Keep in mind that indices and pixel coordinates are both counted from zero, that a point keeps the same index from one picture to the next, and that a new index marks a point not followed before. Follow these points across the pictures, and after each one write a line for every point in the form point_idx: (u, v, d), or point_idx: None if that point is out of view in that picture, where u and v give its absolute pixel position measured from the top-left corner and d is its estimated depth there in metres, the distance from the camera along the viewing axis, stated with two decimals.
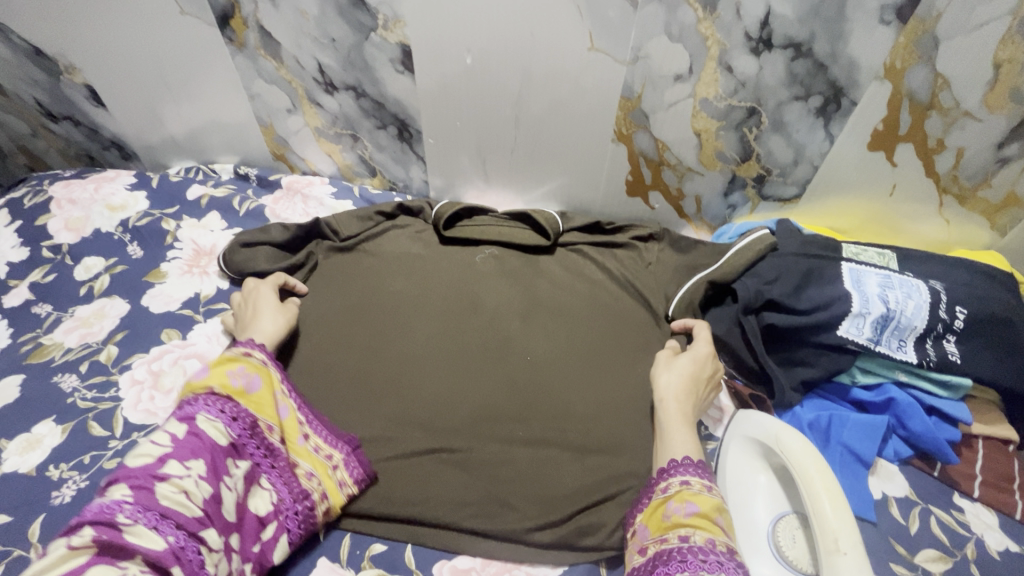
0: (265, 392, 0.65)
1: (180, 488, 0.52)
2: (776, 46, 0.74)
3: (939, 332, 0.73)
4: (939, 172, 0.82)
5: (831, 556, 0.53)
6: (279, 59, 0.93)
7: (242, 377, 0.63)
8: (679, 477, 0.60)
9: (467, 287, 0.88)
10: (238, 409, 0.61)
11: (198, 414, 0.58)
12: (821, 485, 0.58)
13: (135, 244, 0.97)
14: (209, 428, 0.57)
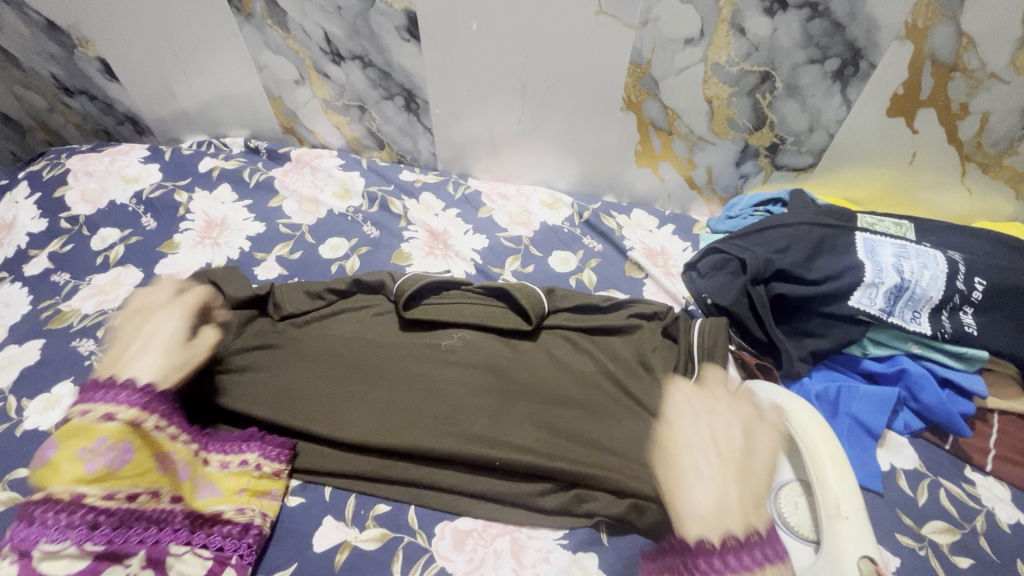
0: (135, 461, 0.59)
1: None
2: (792, 6, 0.71)
3: (956, 304, 0.71)
4: (962, 139, 0.79)
5: (832, 523, 0.53)
6: (287, 29, 0.93)
7: (92, 463, 0.56)
8: None
9: (418, 372, 0.75)
10: (92, 511, 0.56)
11: (38, 546, 0.53)
12: (825, 453, 0.58)
13: (149, 216, 0.99)
14: (53, 565, 0.53)
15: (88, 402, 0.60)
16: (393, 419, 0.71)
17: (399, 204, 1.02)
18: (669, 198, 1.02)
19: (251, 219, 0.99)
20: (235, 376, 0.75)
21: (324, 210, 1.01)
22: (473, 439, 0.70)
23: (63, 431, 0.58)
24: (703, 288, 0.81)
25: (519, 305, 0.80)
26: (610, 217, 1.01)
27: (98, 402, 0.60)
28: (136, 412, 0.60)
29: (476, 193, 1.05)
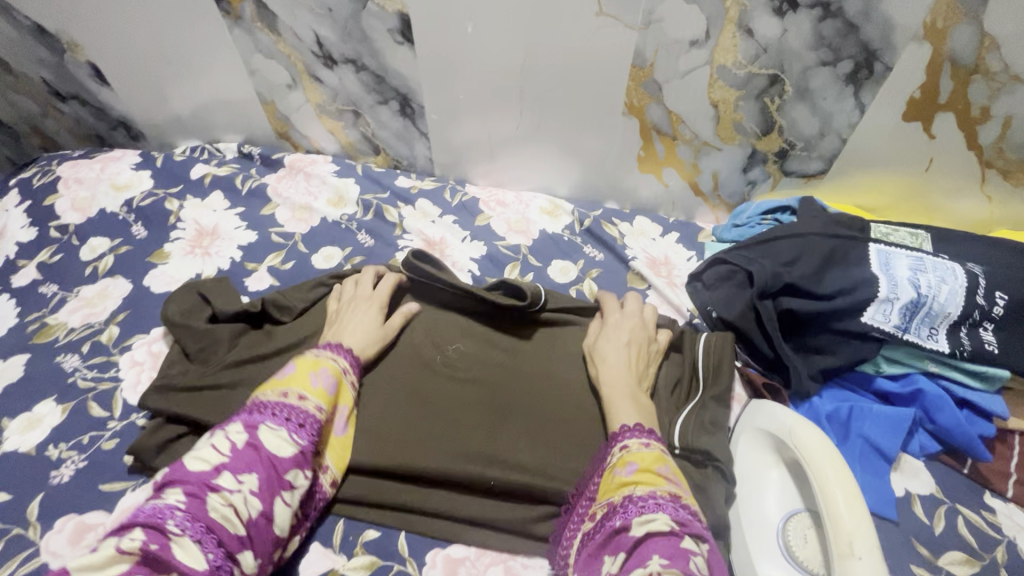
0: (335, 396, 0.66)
1: (234, 491, 0.53)
2: (802, 6, 0.68)
3: (975, 320, 0.67)
4: (982, 144, 0.75)
5: (844, 560, 0.50)
6: (277, 32, 0.90)
7: (323, 380, 0.65)
8: (620, 443, 0.61)
9: (418, 388, 0.74)
10: (303, 415, 0.61)
11: (262, 425, 0.58)
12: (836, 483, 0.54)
13: (139, 225, 0.97)
14: (272, 440, 0.57)
15: (317, 346, 0.70)
16: (394, 436, 0.69)
17: (394, 213, 0.99)
18: (673, 205, 0.99)
19: (243, 228, 0.97)
20: (228, 390, 0.71)
21: (317, 218, 0.99)
22: (468, 458, 0.68)
23: (300, 357, 0.67)
24: (709, 300, 0.78)
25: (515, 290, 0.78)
26: (611, 225, 0.98)
27: (328, 349, 0.70)
28: (351, 364, 0.71)
29: (474, 200, 1.02)
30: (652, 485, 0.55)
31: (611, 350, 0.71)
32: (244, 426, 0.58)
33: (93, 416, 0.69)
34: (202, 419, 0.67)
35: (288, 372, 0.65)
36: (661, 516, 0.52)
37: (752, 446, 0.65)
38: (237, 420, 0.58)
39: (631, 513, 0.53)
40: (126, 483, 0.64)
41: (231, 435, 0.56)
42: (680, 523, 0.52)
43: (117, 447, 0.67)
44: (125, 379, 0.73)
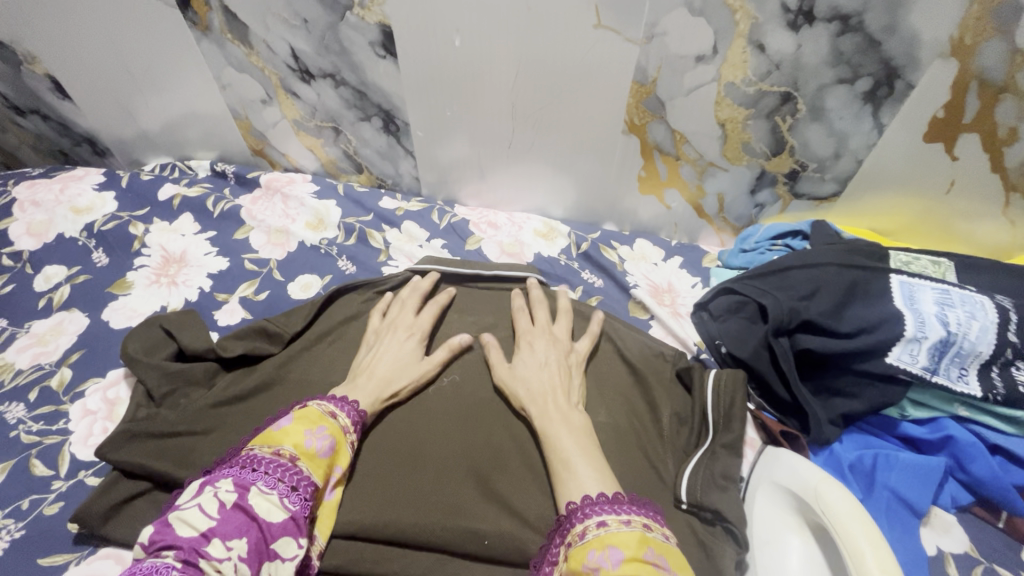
0: (334, 461, 0.58)
1: (224, 557, 0.46)
2: (819, 19, 0.62)
3: (1007, 359, 0.62)
4: (1007, 166, 0.69)
5: None
6: (249, 44, 0.83)
7: (319, 441, 0.57)
8: (595, 518, 0.50)
9: (411, 433, 0.66)
10: (297, 476, 0.53)
11: (255, 485, 0.51)
12: (874, 563, 0.47)
13: (100, 251, 0.89)
14: (262, 503, 0.50)
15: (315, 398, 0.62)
16: (382, 487, 0.62)
17: (378, 237, 0.92)
18: (675, 227, 0.93)
19: (213, 254, 0.89)
20: (200, 438, 0.63)
21: (295, 242, 0.92)
22: (458, 514, 0.60)
23: (302, 411, 0.60)
24: (721, 333, 0.72)
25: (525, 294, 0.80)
26: (610, 248, 0.92)
27: (329, 402, 0.62)
28: (354, 421, 0.62)
29: (463, 221, 0.95)
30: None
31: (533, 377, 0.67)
32: (235, 485, 0.51)
33: (36, 475, 0.62)
34: (169, 474, 0.59)
35: (284, 428, 0.57)
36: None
37: (774, 502, 0.60)
38: (228, 475, 0.52)
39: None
40: (69, 555, 0.57)
41: (221, 494, 0.49)
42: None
43: (60, 513, 0.59)
44: (75, 432, 0.66)
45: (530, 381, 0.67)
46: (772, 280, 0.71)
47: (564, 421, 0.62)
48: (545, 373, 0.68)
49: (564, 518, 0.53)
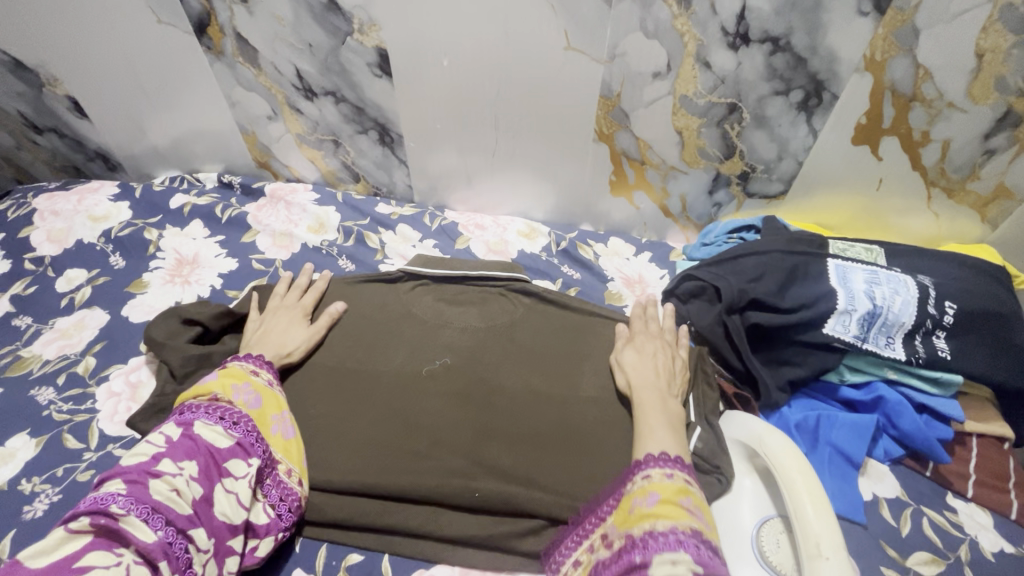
0: (268, 406, 0.66)
1: (174, 474, 0.53)
2: (754, 41, 0.73)
3: (928, 328, 0.72)
4: (926, 165, 0.82)
5: (813, 562, 0.51)
6: (258, 66, 0.93)
7: (246, 392, 0.66)
8: (642, 472, 0.59)
9: (409, 406, 0.73)
10: (234, 412, 0.62)
11: (197, 421, 0.59)
12: (803, 488, 0.56)
13: (117, 254, 0.97)
14: (206, 433, 0.58)
15: (236, 360, 0.71)
16: (380, 455, 0.69)
17: (375, 238, 1.01)
18: (645, 226, 1.03)
19: (223, 255, 0.97)
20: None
21: (298, 244, 1.00)
22: (452, 473, 0.68)
23: (227, 368, 0.68)
24: (684, 315, 0.81)
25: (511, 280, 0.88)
26: (587, 246, 1.01)
27: (249, 361, 0.71)
28: (274, 376, 0.71)
29: (453, 224, 1.04)
30: (674, 519, 0.52)
31: (641, 365, 0.73)
32: (178, 424, 0.58)
33: (69, 448, 0.68)
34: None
35: (215, 380, 0.66)
36: (684, 554, 0.49)
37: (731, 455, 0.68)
38: (169, 421, 0.59)
39: (653, 550, 0.50)
40: None
41: (167, 431, 0.57)
42: (702, 563, 0.48)
43: (92, 479, 0.66)
44: (102, 410, 0.72)
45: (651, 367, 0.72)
46: (727, 267, 0.79)
47: (664, 405, 0.67)
48: (652, 363, 0.73)
49: (620, 475, 0.62)
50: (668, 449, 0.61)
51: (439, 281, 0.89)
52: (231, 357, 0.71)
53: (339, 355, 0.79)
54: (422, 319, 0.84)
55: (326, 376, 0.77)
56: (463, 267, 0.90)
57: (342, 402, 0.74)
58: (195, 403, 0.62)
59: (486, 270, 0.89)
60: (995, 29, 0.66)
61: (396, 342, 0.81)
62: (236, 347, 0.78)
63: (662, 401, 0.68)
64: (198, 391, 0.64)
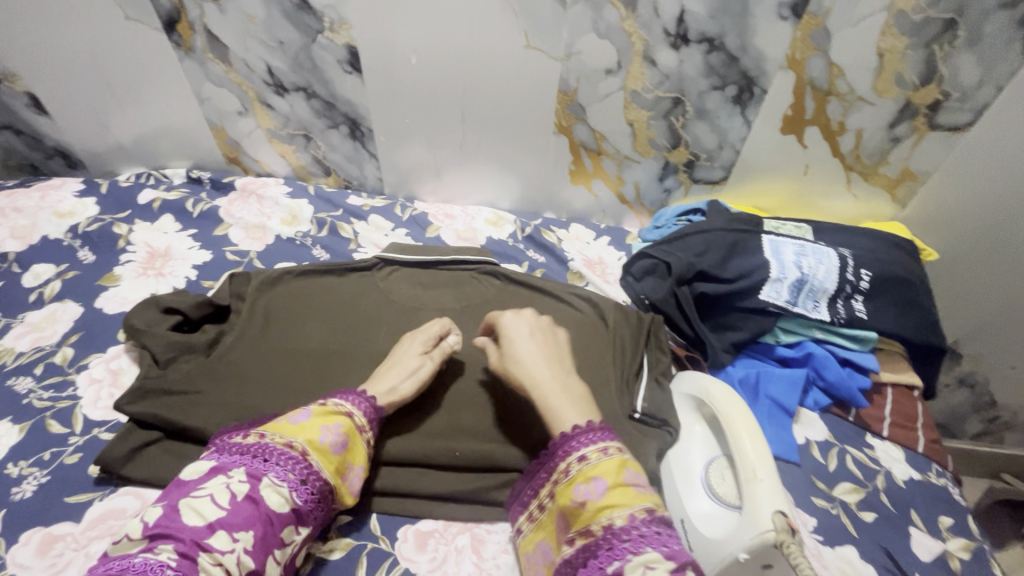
0: (348, 457, 0.61)
1: (226, 550, 0.49)
2: (692, 41, 0.82)
3: (848, 293, 0.83)
4: (844, 152, 0.93)
5: (749, 484, 0.60)
6: (228, 62, 0.95)
7: (332, 437, 0.60)
8: (577, 452, 0.57)
9: None
10: (308, 470, 0.57)
11: (267, 476, 0.55)
12: (741, 426, 0.64)
13: (86, 250, 0.97)
14: (272, 494, 0.54)
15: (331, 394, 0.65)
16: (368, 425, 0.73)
17: (348, 229, 1.05)
18: (603, 213, 1.11)
19: (196, 248, 0.99)
20: (205, 395, 0.74)
21: (272, 235, 1.03)
22: (433, 437, 0.73)
23: (316, 404, 0.63)
24: (640, 290, 0.89)
25: (477, 264, 0.94)
26: (550, 231, 1.08)
27: (349, 400, 0.65)
28: (368, 418, 0.65)
29: (423, 214, 1.09)
30: (626, 504, 0.51)
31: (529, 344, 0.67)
32: (246, 476, 0.54)
33: (53, 433, 0.71)
34: (182, 422, 0.70)
35: (303, 419, 0.61)
36: (654, 552, 0.48)
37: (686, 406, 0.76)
38: (239, 466, 0.55)
39: (623, 553, 0.49)
40: (93, 493, 0.66)
41: (232, 485, 0.53)
42: (673, 557, 0.48)
43: (80, 461, 0.68)
44: (85, 397, 0.75)
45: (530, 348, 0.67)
46: (675, 245, 0.88)
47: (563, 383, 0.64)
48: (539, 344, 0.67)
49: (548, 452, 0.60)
50: (573, 421, 0.60)
51: (413, 267, 0.95)
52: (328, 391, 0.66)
53: (320, 337, 0.83)
54: (398, 302, 0.89)
55: (308, 358, 0.80)
56: (436, 253, 0.95)
57: (324, 382, 0.78)
58: (272, 446, 0.57)
59: (455, 255, 0.95)
60: (892, 32, 0.78)
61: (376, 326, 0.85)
62: (215, 333, 0.81)
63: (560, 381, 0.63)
64: (280, 429, 0.59)
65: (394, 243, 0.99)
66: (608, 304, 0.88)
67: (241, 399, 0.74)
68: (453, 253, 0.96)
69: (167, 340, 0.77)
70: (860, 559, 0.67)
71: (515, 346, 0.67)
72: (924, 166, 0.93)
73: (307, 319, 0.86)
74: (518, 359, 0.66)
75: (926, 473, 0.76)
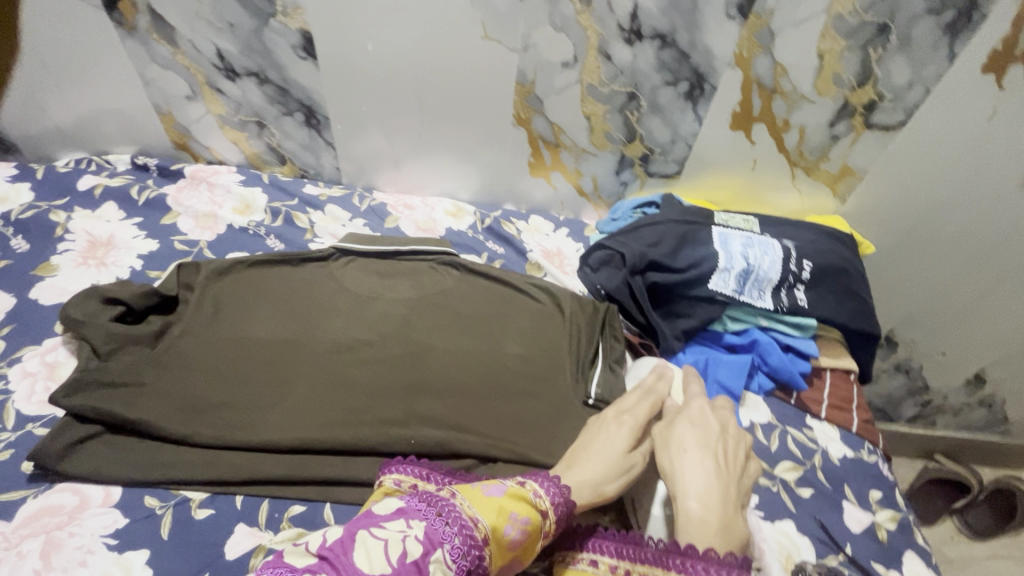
0: (516, 556, 0.55)
1: None
2: (645, 37, 0.84)
3: (790, 283, 0.87)
4: (789, 148, 0.98)
5: (676, 455, 0.64)
6: (175, 44, 0.92)
7: (517, 532, 0.55)
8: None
9: (346, 371, 0.78)
10: (481, 557, 0.51)
11: (441, 547, 0.49)
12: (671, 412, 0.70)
13: (19, 238, 0.92)
14: (437, 573, 0.48)
15: (536, 480, 0.60)
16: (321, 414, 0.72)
17: (304, 218, 1.02)
18: (562, 205, 1.12)
19: (142, 237, 0.95)
20: (150, 386, 0.72)
21: (223, 225, 0.99)
22: (388, 425, 0.73)
23: (514, 486, 0.58)
24: (597, 281, 0.90)
25: (434, 256, 0.95)
26: (510, 223, 1.08)
27: (544, 484, 0.60)
28: (557, 523, 0.58)
29: (382, 205, 1.08)
30: None
31: (686, 447, 0.64)
32: (424, 535, 0.50)
33: None
34: (124, 415, 0.67)
35: (497, 496, 0.57)
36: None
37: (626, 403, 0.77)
38: (421, 520, 0.51)
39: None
40: (25, 491, 0.63)
41: (407, 541, 0.48)
42: None
43: (11, 458, 0.65)
44: (17, 391, 0.71)
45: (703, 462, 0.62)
46: (628, 236, 0.90)
47: (704, 503, 0.59)
48: (708, 457, 0.63)
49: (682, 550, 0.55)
50: (720, 544, 0.56)
51: (370, 257, 0.93)
52: (536, 476, 0.61)
53: (272, 326, 0.82)
54: (354, 292, 0.88)
55: (257, 348, 0.78)
56: (394, 243, 0.94)
57: (274, 372, 0.76)
58: (461, 514, 0.53)
59: (411, 245, 0.94)
60: (831, 34, 0.82)
61: (332, 316, 0.84)
62: (161, 324, 0.78)
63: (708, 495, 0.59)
64: (474, 498, 0.56)
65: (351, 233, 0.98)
66: (565, 294, 0.90)
67: (189, 389, 0.72)
68: (409, 243, 0.95)
69: (110, 331, 0.74)
70: (797, 532, 0.70)
71: (679, 457, 0.63)
72: (862, 163, 0.98)
73: (257, 308, 0.84)
74: (685, 480, 0.61)
75: (859, 451, 0.81)
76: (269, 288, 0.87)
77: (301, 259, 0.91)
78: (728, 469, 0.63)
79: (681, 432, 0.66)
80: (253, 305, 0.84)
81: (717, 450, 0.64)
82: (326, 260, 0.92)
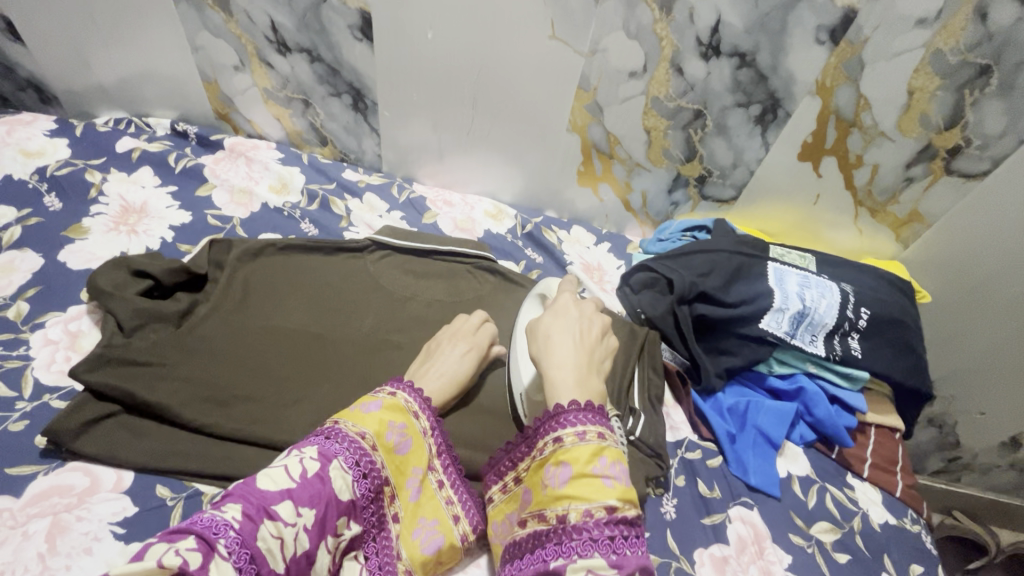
0: (410, 459, 0.58)
1: (290, 523, 0.46)
2: (724, 54, 0.79)
3: (845, 329, 0.82)
4: (857, 186, 0.92)
5: (544, 341, 0.63)
6: (229, 12, 0.89)
7: (397, 437, 0.57)
8: (553, 434, 0.54)
9: (365, 372, 0.74)
10: (371, 463, 0.54)
11: (335, 459, 0.52)
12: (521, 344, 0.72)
13: (53, 195, 0.90)
14: (337, 478, 0.51)
15: (403, 389, 0.62)
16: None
17: (341, 205, 0.99)
18: (606, 218, 1.07)
19: (175, 207, 0.93)
20: (173, 369, 0.69)
21: (257, 203, 0.96)
22: None
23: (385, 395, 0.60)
24: (637, 303, 0.84)
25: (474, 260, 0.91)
26: (551, 231, 1.04)
27: (406, 390, 0.62)
28: (432, 425, 0.62)
29: (421, 198, 1.04)
30: (586, 498, 0.49)
31: (557, 325, 0.64)
32: (319, 454, 0.51)
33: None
34: (144, 397, 0.65)
35: (373, 409, 0.58)
36: (599, 556, 0.46)
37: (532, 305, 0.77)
38: (312, 443, 0.52)
39: (569, 551, 0.47)
40: (37, 467, 0.61)
41: (305, 458, 0.50)
42: (618, 564, 0.46)
43: (26, 430, 0.64)
44: (37, 358, 0.70)
45: (571, 336, 0.63)
46: (678, 262, 0.85)
47: (570, 376, 0.59)
48: (573, 335, 0.63)
49: (540, 420, 0.58)
50: (571, 396, 0.57)
51: (406, 254, 0.90)
52: (398, 383, 0.63)
53: (301, 316, 0.79)
54: (387, 289, 0.85)
55: (284, 338, 0.76)
56: (432, 241, 0.91)
57: (300, 365, 0.73)
58: (341, 429, 0.54)
59: (452, 247, 0.91)
60: (926, 71, 0.76)
61: (361, 312, 0.81)
62: (188, 303, 0.76)
63: (581, 376, 0.59)
64: (345, 419, 0.56)
65: (388, 225, 0.94)
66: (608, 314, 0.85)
67: (210, 376, 0.70)
68: (447, 244, 0.91)
69: (134, 306, 0.72)
70: None
71: (551, 344, 0.62)
72: (934, 211, 0.92)
73: (287, 295, 0.81)
74: (555, 359, 0.60)
75: (902, 519, 0.77)
76: (302, 276, 0.84)
77: (335, 248, 0.88)
78: (595, 352, 0.64)
79: (538, 328, 0.65)
80: (284, 292, 0.81)
81: (590, 338, 0.64)
82: (360, 251, 0.88)
